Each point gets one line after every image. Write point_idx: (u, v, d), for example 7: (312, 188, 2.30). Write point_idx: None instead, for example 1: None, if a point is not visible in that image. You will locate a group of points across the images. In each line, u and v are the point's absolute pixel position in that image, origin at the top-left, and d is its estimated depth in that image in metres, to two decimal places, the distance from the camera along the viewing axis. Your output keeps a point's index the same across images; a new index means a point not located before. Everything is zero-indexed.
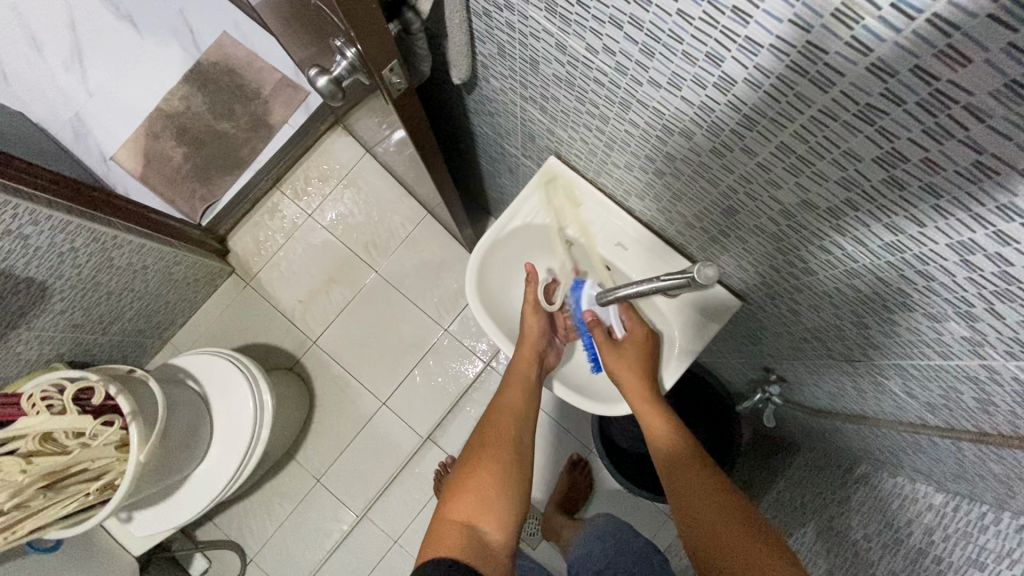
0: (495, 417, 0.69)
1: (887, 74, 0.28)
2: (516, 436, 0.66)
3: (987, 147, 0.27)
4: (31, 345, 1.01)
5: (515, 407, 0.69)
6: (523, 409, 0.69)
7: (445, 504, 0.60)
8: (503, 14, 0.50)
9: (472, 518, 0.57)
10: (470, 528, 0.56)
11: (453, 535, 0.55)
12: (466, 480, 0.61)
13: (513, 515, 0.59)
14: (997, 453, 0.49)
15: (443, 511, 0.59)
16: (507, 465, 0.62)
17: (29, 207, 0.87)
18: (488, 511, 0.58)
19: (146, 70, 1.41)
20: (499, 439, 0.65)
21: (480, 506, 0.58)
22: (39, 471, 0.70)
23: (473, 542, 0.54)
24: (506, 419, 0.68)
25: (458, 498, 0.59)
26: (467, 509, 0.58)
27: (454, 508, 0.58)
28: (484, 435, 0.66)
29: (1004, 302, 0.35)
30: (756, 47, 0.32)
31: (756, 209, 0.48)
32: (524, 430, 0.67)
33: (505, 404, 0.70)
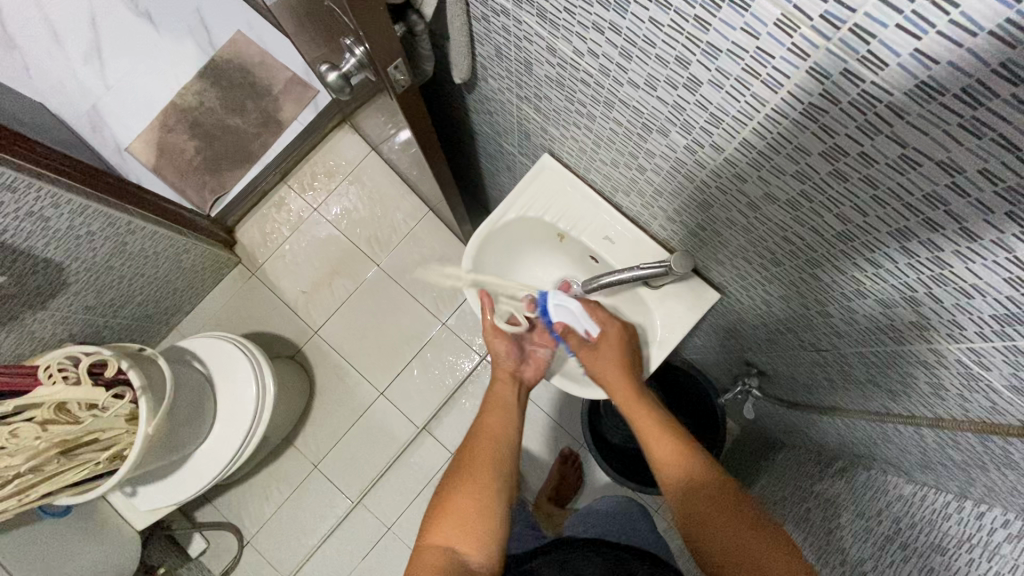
0: (476, 433, 0.69)
1: (823, 77, 0.32)
2: (495, 453, 0.66)
3: (909, 141, 0.31)
4: (46, 325, 1.05)
5: (495, 425, 0.70)
6: (503, 426, 0.70)
7: (426, 528, 0.60)
8: (500, 18, 0.54)
9: (453, 541, 0.57)
10: (452, 552, 0.56)
11: (436, 560, 0.55)
12: (446, 502, 0.61)
13: (494, 533, 0.59)
14: (952, 437, 0.53)
15: (425, 535, 0.60)
16: (488, 485, 0.62)
17: (51, 189, 0.92)
18: (468, 532, 0.58)
19: (163, 65, 1.46)
20: (480, 457, 0.65)
21: (461, 527, 0.58)
22: (53, 437, 0.74)
23: (454, 568, 0.54)
24: (487, 437, 0.68)
25: (439, 520, 0.59)
26: (449, 533, 0.58)
27: (436, 531, 0.59)
28: (467, 451, 0.67)
29: (939, 286, 0.39)
30: (716, 51, 0.36)
31: (727, 202, 0.52)
32: (504, 446, 0.68)
33: (486, 421, 0.70)
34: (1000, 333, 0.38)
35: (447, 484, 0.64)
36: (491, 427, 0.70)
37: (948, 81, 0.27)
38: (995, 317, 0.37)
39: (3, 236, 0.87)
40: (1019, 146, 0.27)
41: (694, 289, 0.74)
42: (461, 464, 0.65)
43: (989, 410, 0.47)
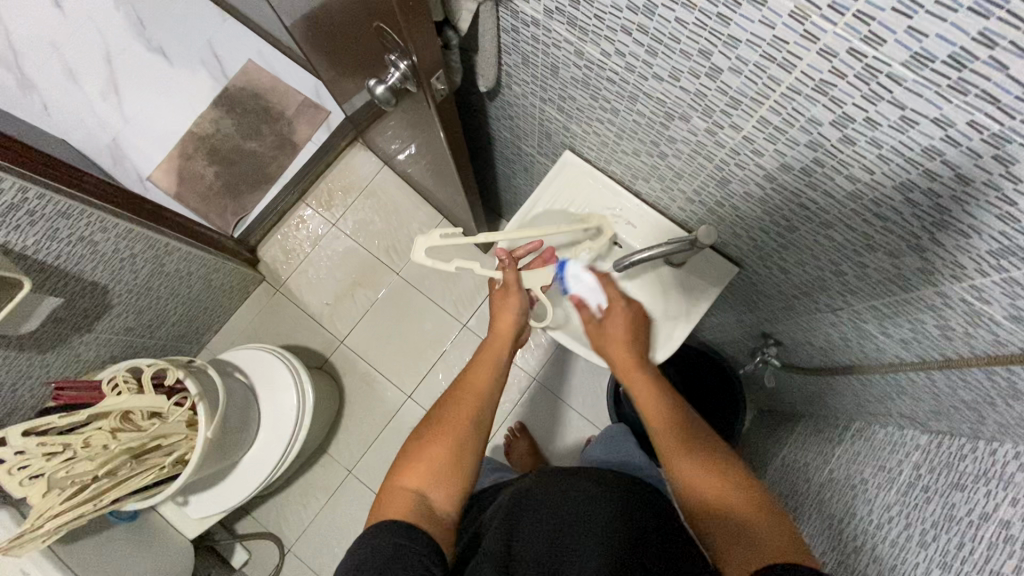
0: (462, 386, 0.69)
1: (831, 56, 0.38)
2: (478, 410, 0.67)
3: (907, 104, 0.38)
4: (91, 347, 1.10)
5: (484, 381, 0.70)
6: (490, 384, 0.70)
7: (398, 467, 0.62)
8: (529, 29, 0.61)
9: (424, 487, 0.59)
10: (420, 497, 0.58)
11: (404, 502, 0.57)
12: (422, 450, 0.63)
13: (462, 488, 0.61)
14: (961, 376, 0.59)
15: (396, 473, 0.61)
16: (466, 442, 0.63)
17: (100, 215, 0.98)
18: (439, 483, 0.60)
19: (180, 97, 1.52)
20: (463, 411, 0.66)
21: (434, 477, 0.60)
22: (123, 443, 0.79)
23: (421, 511, 0.56)
24: (472, 393, 0.68)
25: (413, 465, 0.61)
26: (420, 479, 0.60)
27: (407, 474, 0.61)
28: (449, 402, 0.68)
29: (941, 230, 0.45)
30: (736, 41, 0.42)
31: (744, 177, 0.59)
32: (488, 406, 0.68)
33: (475, 375, 0.71)
34: (996, 267, 0.44)
35: (424, 431, 0.65)
36: (478, 381, 0.70)
37: (937, 50, 0.33)
38: (991, 253, 0.43)
39: (57, 261, 0.92)
40: (999, 99, 0.33)
41: (713, 263, 0.80)
42: (444, 414, 0.66)
43: (993, 342, 0.53)
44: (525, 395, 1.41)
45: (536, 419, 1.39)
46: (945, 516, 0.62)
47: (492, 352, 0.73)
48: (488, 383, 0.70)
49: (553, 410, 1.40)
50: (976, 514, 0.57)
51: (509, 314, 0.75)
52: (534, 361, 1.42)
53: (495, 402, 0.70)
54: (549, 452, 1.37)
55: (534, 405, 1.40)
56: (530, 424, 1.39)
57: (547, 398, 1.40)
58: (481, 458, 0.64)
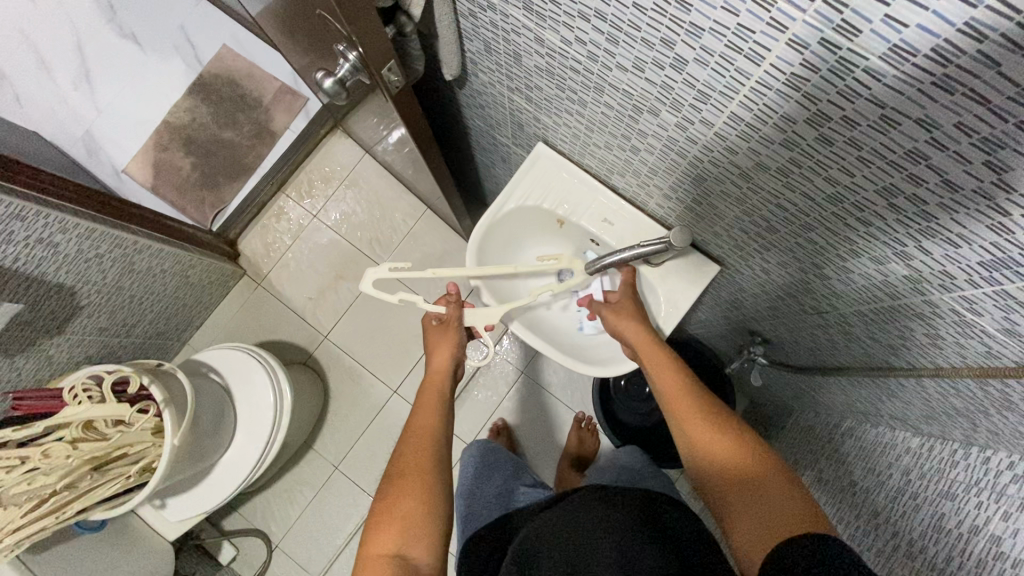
0: (412, 432, 0.68)
1: (802, 47, 0.33)
2: (435, 450, 0.66)
3: (887, 102, 0.33)
4: (62, 349, 1.07)
5: (431, 422, 0.69)
6: (439, 423, 0.70)
7: (367, 538, 0.59)
8: (487, 14, 0.56)
9: (400, 548, 0.56)
10: (400, 559, 0.56)
11: (382, 571, 0.54)
12: (389, 510, 0.60)
13: (440, 531, 0.59)
14: (953, 384, 0.54)
15: (366, 547, 0.58)
16: (432, 484, 0.62)
17: (59, 215, 0.94)
18: (414, 536, 0.57)
19: (150, 83, 1.39)
20: (417, 456, 0.65)
21: (408, 534, 0.57)
22: (83, 455, 0.77)
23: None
24: (423, 435, 0.67)
25: (382, 529, 0.58)
26: (395, 540, 0.57)
27: (378, 540, 0.57)
28: (403, 452, 0.66)
29: (927, 238, 0.41)
30: (699, 29, 0.38)
31: (719, 175, 0.54)
32: (439, 443, 0.67)
33: (418, 420, 0.70)
34: (988, 279, 0.40)
35: (385, 491, 0.62)
36: (424, 424, 0.70)
37: (919, 43, 0.28)
38: (982, 264, 0.39)
39: (14, 265, 0.88)
40: (989, 98, 0.29)
41: (693, 261, 0.76)
42: (397, 469, 0.64)
43: (984, 354, 0.49)
44: (514, 389, 1.38)
45: (524, 414, 1.37)
46: (934, 527, 0.58)
47: (432, 394, 0.74)
48: (433, 421, 0.70)
49: (541, 405, 1.37)
50: (966, 526, 0.54)
51: (443, 349, 0.78)
52: (522, 355, 1.39)
53: (446, 438, 0.69)
54: (538, 448, 1.35)
55: (523, 399, 1.37)
56: (517, 419, 1.37)
57: (535, 391, 1.38)
58: (449, 495, 0.63)
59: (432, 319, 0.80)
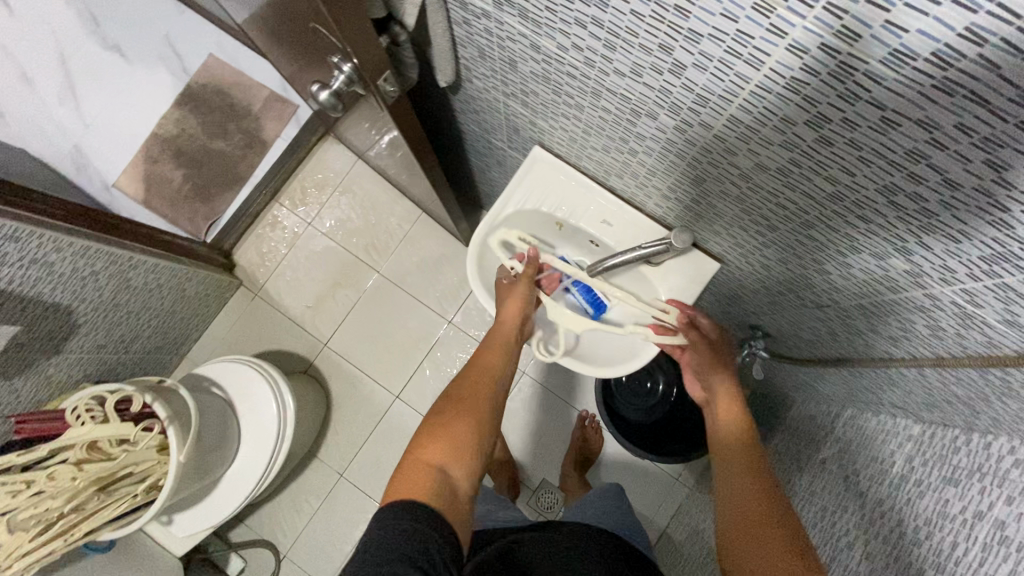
0: (475, 369, 0.69)
1: (802, 52, 0.34)
2: (493, 392, 0.66)
3: (886, 104, 0.34)
4: (60, 368, 1.06)
5: (494, 366, 0.70)
6: (501, 371, 0.69)
7: (417, 440, 0.58)
8: (481, 21, 0.56)
9: (445, 463, 0.56)
10: (444, 470, 0.55)
11: (426, 476, 0.54)
12: (441, 426, 0.60)
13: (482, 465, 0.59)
14: (953, 373, 0.55)
15: (413, 446, 0.58)
16: (487, 425, 0.62)
17: (52, 235, 0.93)
18: (461, 458, 0.57)
19: (136, 94, 1.37)
20: (478, 394, 0.65)
21: (455, 453, 0.57)
22: (90, 475, 0.77)
23: (444, 489, 0.53)
24: (484, 376, 0.68)
25: (433, 440, 0.58)
26: (445, 453, 0.57)
27: (427, 449, 0.57)
28: (464, 384, 0.66)
29: (929, 234, 0.42)
30: (698, 36, 0.38)
31: (719, 175, 0.55)
32: (498, 396, 0.67)
33: (485, 363, 0.70)
34: (989, 272, 0.40)
35: (443, 410, 0.62)
36: (490, 366, 0.70)
37: (919, 47, 0.29)
38: (983, 258, 0.40)
39: (10, 286, 0.87)
40: (989, 100, 0.29)
41: (692, 261, 0.77)
42: (460, 397, 0.64)
43: (985, 344, 0.49)
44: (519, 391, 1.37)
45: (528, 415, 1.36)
46: (937, 513, 0.59)
47: (500, 342, 0.73)
48: (499, 369, 0.69)
49: (546, 407, 1.36)
50: (970, 512, 0.54)
51: (515, 303, 0.76)
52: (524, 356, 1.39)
53: (505, 386, 0.69)
54: (541, 450, 1.35)
55: (527, 401, 1.36)
56: (521, 422, 1.35)
57: (538, 393, 1.36)
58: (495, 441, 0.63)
59: (506, 275, 0.81)
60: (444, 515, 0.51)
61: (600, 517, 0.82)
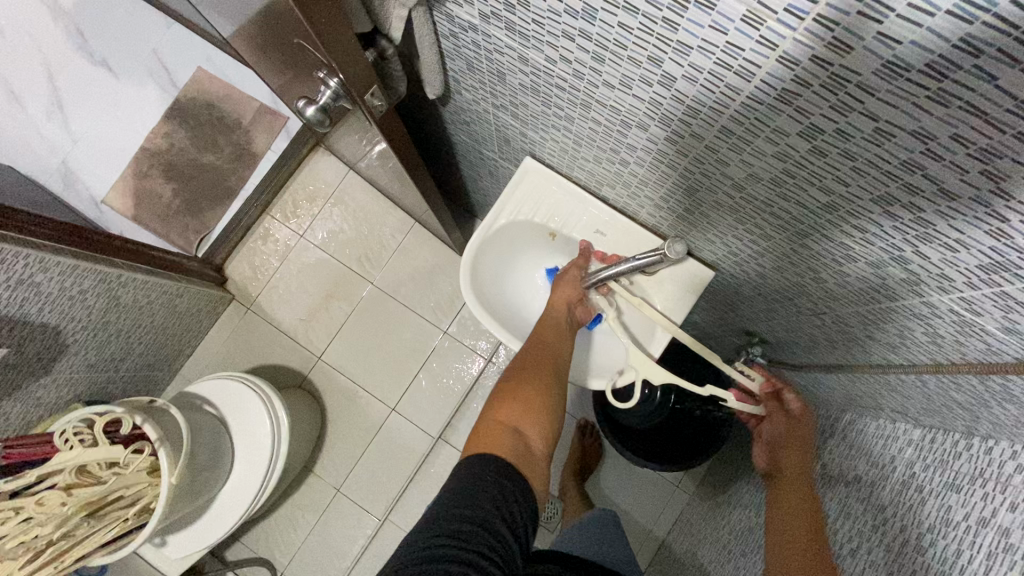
0: (540, 339, 0.70)
1: (793, 64, 0.33)
2: (559, 361, 0.68)
3: (881, 115, 0.33)
4: (50, 389, 1.04)
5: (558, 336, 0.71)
6: (565, 340, 0.70)
7: (490, 408, 0.61)
8: (468, 34, 0.55)
9: (518, 424, 0.59)
10: (517, 433, 0.58)
11: (503, 436, 0.56)
12: (513, 393, 0.62)
13: (552, 427, 0.61)
14: (952, 380, 0.54)
15: (488, 412, 0.61)
16: (552, 393, 0.64)
17: (38, 254, 0.91)
18: (534, 423, 0.60)
19: (124, 109, 1.35)
20: (542, 364, 0.66)
21: (526, 417, 0.60)
22: (78, 500, 0.75)
23: (519, 447, 0.56)
24: (549, 345, 0.69)
25: (506, 404, 0.61)
26: (516, 417, 0.59)
27: (500, 412, 0.60)
28: (531, 354, 0.68)
29: (925, 244, 0.41)
30: (686, 48, 0.37)
31: (712, 185, 0.54)
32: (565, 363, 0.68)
33: (549, 332, 0.71)
34: (986, 281, 0.40)
35: (513, 379, 0.65)
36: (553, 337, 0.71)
37: (913, 58, 0.28)
38: (980, 267, 0.39)
39: None
40: (986, 110, 0.29)
41: (688, 270, 0.76)
42: (529, 366, 0.66)
43: (984, 351, 0.49)
44: None
45: None
46: (940, 520, 0.58)
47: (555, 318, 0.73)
48: (561, 341, 0.70)
49: None
50: (973, 519, 0.54)
51: (568, 284, 0.74)
52: None
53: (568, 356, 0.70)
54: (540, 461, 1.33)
55: None
56: None
57: None
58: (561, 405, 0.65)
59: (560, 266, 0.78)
60: (519, 471, 0.53)
61: (596, 544, 0.80)
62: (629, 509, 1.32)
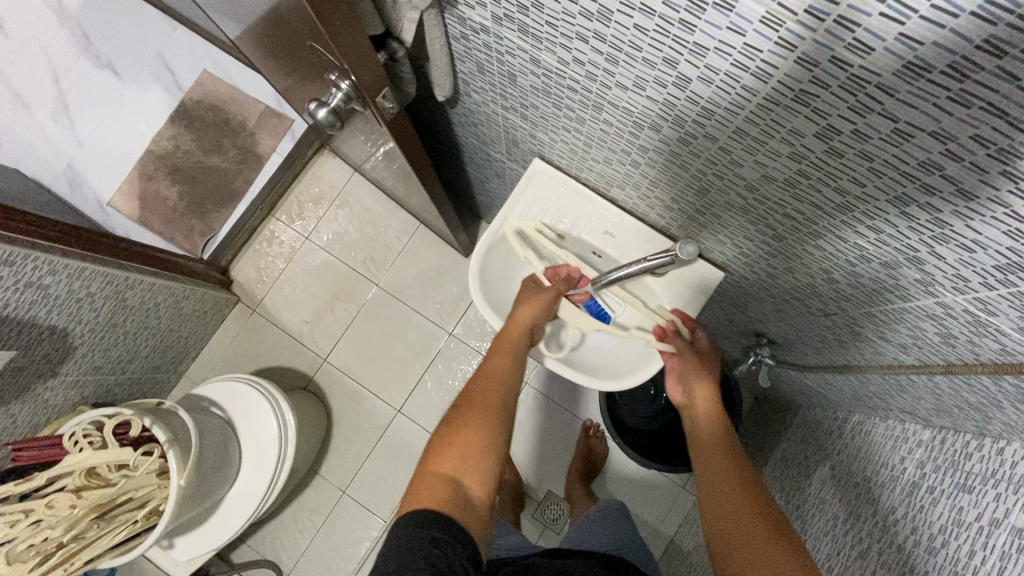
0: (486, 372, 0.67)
1: (811, 65, 0.33)
2: (503, 396, 0.64)
3: (900, 116, 0.33)
4: (57, 392, 1.05)
5: (505, 368, 0.67)
6: (511, 371, 0.67)
7: (428, 457, 0.58)
8: (480, 36, 0.55)
9: (458, 473, 0.55)
10: (456, 484, 0.54)
11: (440, 489, 0.53)
12: (453, 436, 0.59)
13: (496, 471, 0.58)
14: (965, 381, 0.54)
15: (425, 462, 0.57)
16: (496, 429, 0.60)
17: (47, 257, 0.91)
18: (477, 469, 0.56)
19: (130, 112, 1.36)
20: (488, 399, 0.63)
21: (468, 462, 0.56)
22: (88, 504, 0.75)
23: (457, 500, 0.53)
24: (494, 379, 0.66)
25: (445, 451, 0.57)
26: (456, 465, 0.56)
27: (439, 461, 0.57)
28: (472, 389, 0.65)
29: (941, 244, 0.41)
30: (703, 50, 0.37)
31: (724, 186, 0.54)
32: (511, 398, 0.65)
33: (495, 363, 0.68)
34: (1003, 281, 0.40)
35: (452, 419, 0.61)
36: (500, 367, 0.68)
37: (935, 59, 0.28)
38: (997, 268, 0.39)
39: (3, 311, 0.85)
40: (1008, 112, 0.29)
41: (697, 271, 0.76)
42: (472, 404, 0.62)
43: (998, 351, 0.49)
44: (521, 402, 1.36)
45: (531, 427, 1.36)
46: (952, 521, 0.57)
47: (507, 343, 0.71)
48: (506, 368, 0.67)
49: (549, 415, 1.36)
50: (985, 519, 0.53)
51: (532, 306, 0.75)
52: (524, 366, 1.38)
53: (516, 388, 0.67)
54: (544, 462, 1.33)
55: (528, 412, 1.36)
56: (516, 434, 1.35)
57: (544, 405, 1.36)
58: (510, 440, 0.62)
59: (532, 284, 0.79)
60: (457, 524, 0.50)
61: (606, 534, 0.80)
62: (637, 509, 1.31)
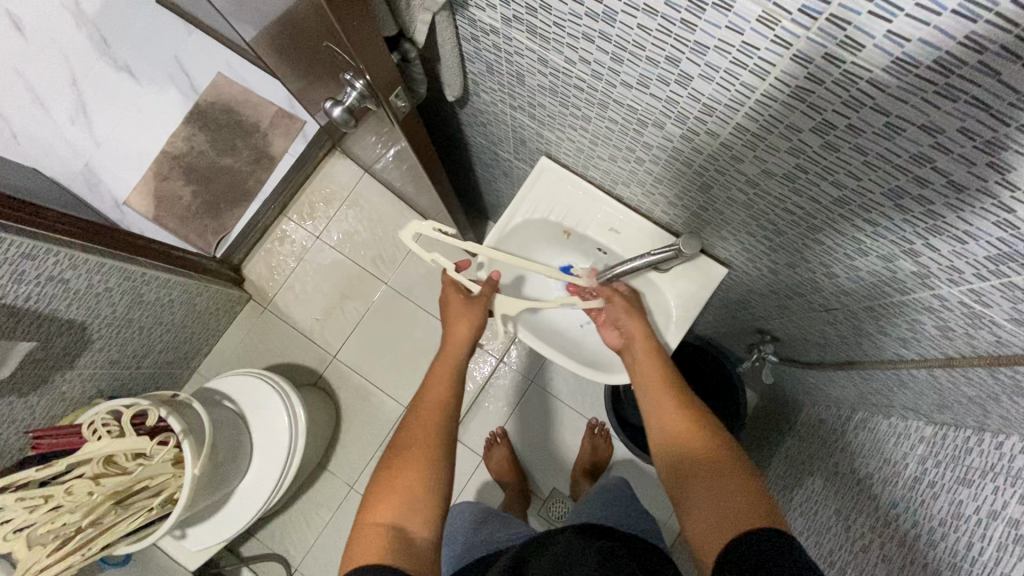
0: (423, 403, 0.68)
1: (806, 62, 0.35)
2: (441, 427, 0.65)
3: (891, 110, 0.35)
4: (74, 384, 1.07)
5: (441, 395, 0.69)
6: (447, 401, 0.68)
7: (367, 506, 0.59)
8: (489, 37, 0.57)
9: (397, 518, 0.56)
10: (396, 530, 0.55)
11: (380, 539, 0.54)
12: (389, 481, 0.59)
13: (438, 508, 0.59)
14: (963, 373, 0.55)
15: (365, 514, 0.58)
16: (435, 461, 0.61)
17: (68, 252, 0.94)
18: (415, 510, 0.57)
19: (146, 113, 1.39)
20: (424, 429, 0.64)
21: (407, 504, 0.57)
22: (106, 490, 0.77)
23: (397, 544, 0.54)
24: (432, 411, 0.67)
25: (382, 498, 0.58)
26: (392, 511, 0.57)
27: (377, 510, 0.57)
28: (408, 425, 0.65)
29: (935, 236, 0.42)
30: (704, 48, 0.39)
31: (726, 182, 0.56)
32: (449, 428, 0.66)
33: (431, 392, 0.69)
34: (995, 272, 0.41)
35: (389, 461, 0.62)
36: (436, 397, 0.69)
37: (921, 54, 0.30)
38: (989, 258, 0.40)
39: (26, 303, 0.88)
40: (991, 105, 0.30)
41: (699, 266, 0.78)
42: (406, 442, 0.63)
43: (994, 343, 0.50)
44: (526, 399, 1.38)
45: (536, 424, 1.37)
46: (952, 514, 0.58)
47: (446, 364, 0.73)
48: (444, 396, 0.69)
49: (553, 411, 1.38)
50: (984, 512, 0.54)
51: (465, 321, 0.76)
52: (528, 363, 1.39)
53: (456, 416, 0.68)
54: (547, 458, 1.36)
55: (533, 409, 1.38)
56: (519, 432, 1.37)
57: (545, 402, 1.39)
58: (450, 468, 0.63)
59: (459, 291, 0.79)
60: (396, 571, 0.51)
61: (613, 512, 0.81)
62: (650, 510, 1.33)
